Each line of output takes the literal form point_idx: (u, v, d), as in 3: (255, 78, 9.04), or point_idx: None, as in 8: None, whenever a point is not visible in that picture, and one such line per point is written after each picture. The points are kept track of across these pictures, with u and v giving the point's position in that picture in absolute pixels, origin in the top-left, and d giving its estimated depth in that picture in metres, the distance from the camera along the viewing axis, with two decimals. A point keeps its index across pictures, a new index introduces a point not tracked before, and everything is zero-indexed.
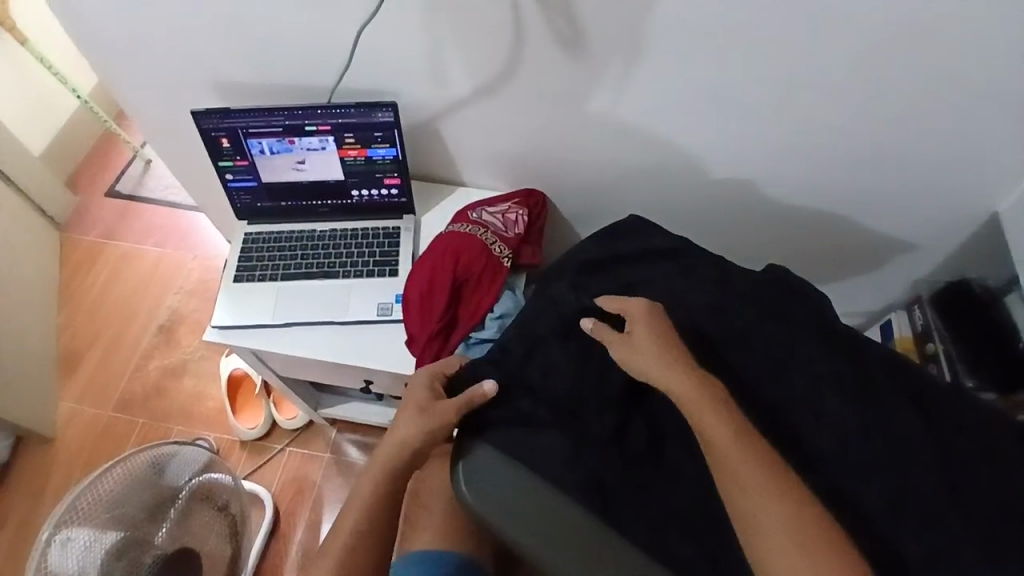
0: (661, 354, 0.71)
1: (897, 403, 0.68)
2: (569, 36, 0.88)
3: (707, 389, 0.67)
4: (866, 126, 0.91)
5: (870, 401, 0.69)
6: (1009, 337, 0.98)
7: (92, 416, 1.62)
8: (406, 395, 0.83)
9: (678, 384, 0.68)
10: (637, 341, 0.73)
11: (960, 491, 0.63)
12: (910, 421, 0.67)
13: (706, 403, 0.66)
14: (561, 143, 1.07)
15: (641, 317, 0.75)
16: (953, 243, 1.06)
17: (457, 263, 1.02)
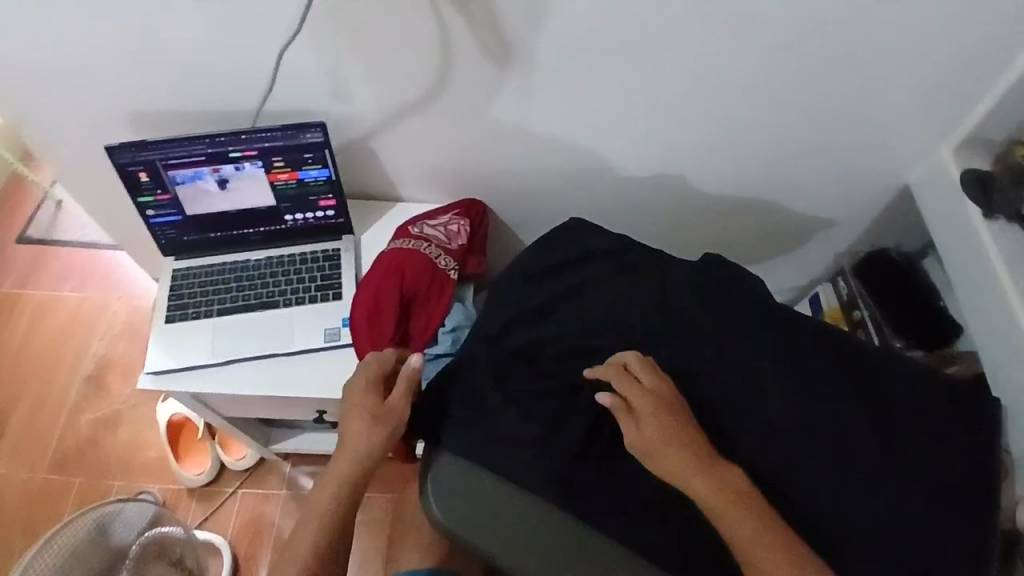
0: (678, 452, 0.68)
1: (830, 374, 0.74)
2: (498, 48, 0.88)
3: (730, 486, 0.66)
4: (787, 116, 0.95)
5: (804, 374, 0.74)
6: (928, 298, 1.05)
7: (19, 481, 1.50)
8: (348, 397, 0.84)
9: (698, 486, 0.66)
10: (646, 428, 0.69)
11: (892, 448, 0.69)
12: (843, 389, 0.73)
13: (727, 505, 0.65)
14: (497, 153, 1.07)
15: (651, 394, 0.71)
16: (873, 216, 1.12)
17: (402, 278, 1.00)
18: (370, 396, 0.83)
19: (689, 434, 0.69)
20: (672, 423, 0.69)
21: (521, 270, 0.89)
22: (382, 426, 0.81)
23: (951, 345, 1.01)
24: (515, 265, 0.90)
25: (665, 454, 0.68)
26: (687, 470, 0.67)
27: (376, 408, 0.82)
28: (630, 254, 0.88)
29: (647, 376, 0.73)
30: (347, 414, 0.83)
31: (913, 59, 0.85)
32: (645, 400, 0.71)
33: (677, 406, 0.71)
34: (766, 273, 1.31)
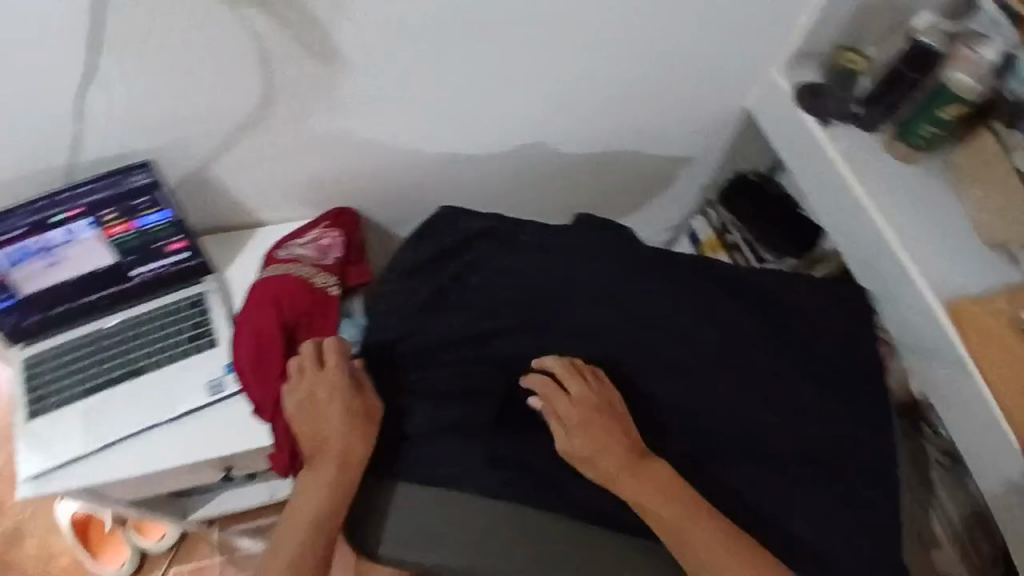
0: (609, 452, 0.72)
1: (712, 297, 0.83)
2: (319, 49, 0.83)
3: (658, 479, 0.71)
4: (628, 66, 0.96)
5: (692, 303, 0.82)
6: (790, 207, 1.12)
7: None
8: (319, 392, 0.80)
9: (629, 482, 0.71)
10: (581, 428, 0.73)
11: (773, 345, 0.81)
12: (726, 306, 0.83)
13: (655, 498, 0.70)
14: (351, 159, 1.01)
15: (579, 407, 0.73)
16: (727, 144, 1.16)
17: (280, 308, 0.92)
18: (346, 388, 0.79)
19: (616, 440, 0.73)
20: (603, 425, 0.73)
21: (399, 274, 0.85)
22: (353, 425, 0.77)
23: (820, 244, 1.08)
24: (395, 268, 0.87)
25: (600, 464, 0.72)
26: (620, 470, 0.71)
27: (347, 404, 0.78)
28: (503, 233, 0.86)
29: (573, 386, 0.74)
30: (326, 412, 0.78)
31: None
32: (573, 414, 0.73)
33: (603, 414, 0.74)
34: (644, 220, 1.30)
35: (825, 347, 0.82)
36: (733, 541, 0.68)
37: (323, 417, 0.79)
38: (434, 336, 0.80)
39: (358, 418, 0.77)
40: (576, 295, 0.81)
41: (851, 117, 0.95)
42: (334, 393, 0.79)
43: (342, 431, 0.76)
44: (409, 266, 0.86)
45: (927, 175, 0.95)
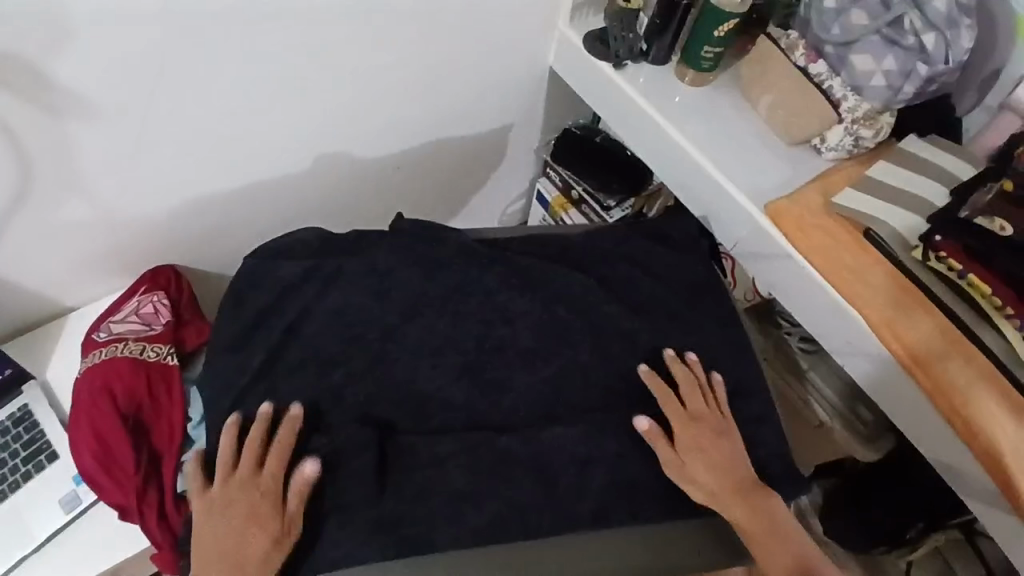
0: (709, 473, 0.70)
1: (558, 267, 0.83)
2: (63, 102, 0.74)
3: (765, 510, 0.69)
4: (416, 47, 0.94)
5: (538, 279, 0.81)
6: (615, 152, 1.19)
7: None
8: (228, 501, 0.65)
9: (737, 509, 0.69)
10: (685, 450, 0.71)
11: (622, 293, 0.83)
12: (572, 274, 0.82)
13: (761, 528, 0.68)
14: (155, 219, 0.92)
15: (675, 413, 0.73)
16: (543, 104, 1.17)
17: (114, 398, 0.83)
18: (274, 482, 0.66)
19: (702, 452, 0.71)
20: (711, 451, 0.71)
21: (232, 327, 0.79)
22: (273, 530, 0.63)
23: (648, 180, 1.18)
24: (222, 320, 0.79)
25: (694, 485, 0.70)
26: (724, 494, 0.69)
27: (270, 508, 0.64)
28: (332, 259, 0.81)
29: (674, 401, 0.74)
30: (229, 525, 0.64)
31: None
32: (674, 429, 0.72)
33: (710, 428, 0.73)
34: (489, 197, 1.31)
35: (670, 286, 0.85)
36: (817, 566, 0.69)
37: (228, 533, 0.63)
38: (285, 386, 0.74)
39: (275, 522, 0.63)
40: (422, 300, 0.79)
41: (641, 55, 1.01)
42: (253, 487, 0.66)
43: (253, 539, 0.63)
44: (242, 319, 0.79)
45: (717, 94, 1.01)
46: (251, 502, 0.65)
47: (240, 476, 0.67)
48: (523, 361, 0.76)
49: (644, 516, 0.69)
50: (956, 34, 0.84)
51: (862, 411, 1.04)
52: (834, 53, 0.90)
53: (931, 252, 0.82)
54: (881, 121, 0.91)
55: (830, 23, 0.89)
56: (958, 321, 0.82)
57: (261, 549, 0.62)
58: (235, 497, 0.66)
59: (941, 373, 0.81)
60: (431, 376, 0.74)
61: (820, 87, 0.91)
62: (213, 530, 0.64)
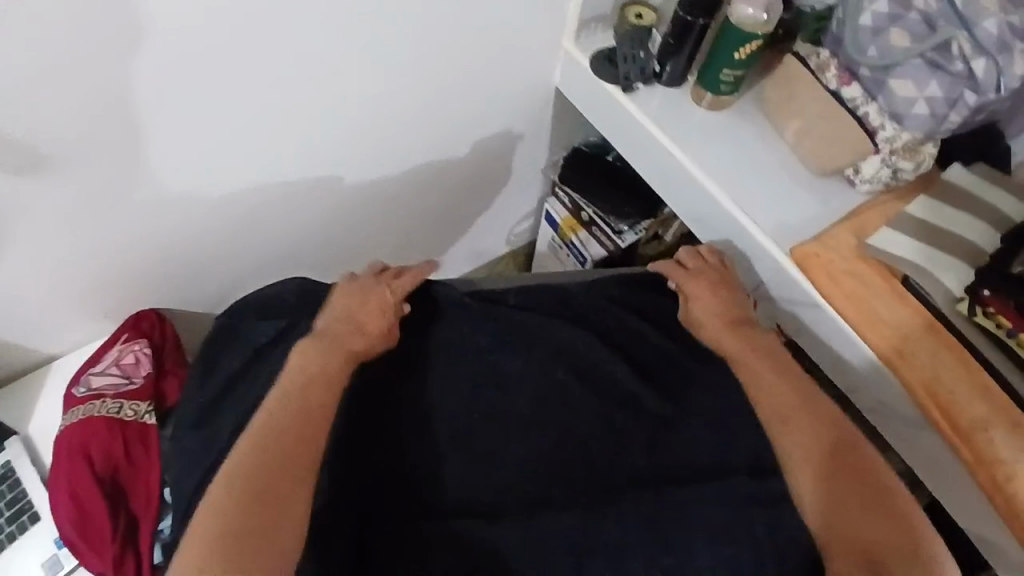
0: (719, 307, 0.78)
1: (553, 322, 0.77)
2: (33, 164, 0.69)
3: (753, 347, 0.76)
4: (411, 79, 0.87)
5: (531, 337, 0.76)
6: (625, 171, 1.11)
7: None
8: (345, 295, 0.75)
9: (728, 342, 0.76)
10: (693, 291, 0.79)
11: (625, 349, 0.78)
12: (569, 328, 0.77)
13: (746, 363, 0.75)
14: (136, 266, 0.87)
15: (699, 276, 0.79)
16: (549, 126, 1.09)
17: (91, 460, 0.80)
18: (399, 299, 0.75)
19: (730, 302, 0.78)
20: (724, 288, 0.79)
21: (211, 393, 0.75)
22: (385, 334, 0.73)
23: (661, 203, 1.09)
24: (206, 384, 0.76)
25: (715, 334, 0.77)
26: (719, 330, 0.77)
27: (392, 294, 0.75)
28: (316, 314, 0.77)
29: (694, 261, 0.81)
30: (348, 307, 0.74)
31: None
32: (694, 288, 0.79)
33: (717, 278, 0.79)
34: (496, 217, 1.24)
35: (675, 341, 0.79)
36: (808, 396, 0.72)
37: (348, 319, 0.73)
38: None
39: (393, 308, 0.74)
40: (413, 359, 0.75)
41: (653, 76, 0.92)
42: (377, 296, 0.75)
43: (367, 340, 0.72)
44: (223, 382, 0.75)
45: (741, 120, 0.91)
46: (377, 307, 0.74)
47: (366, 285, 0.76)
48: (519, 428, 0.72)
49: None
50: (1008, 59, 0.73)
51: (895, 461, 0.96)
52: (870, 78, 0.80)
53: (978, 306, 0.73)
54: (922, 153, 0.82)
55: (866, 44, 0.79)
56: (1003, 380, 0.73)
57: (382, 324, 0.73)
58: (350, 295, 0.75)
59: (981, 442, 0.72)
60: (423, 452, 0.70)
61: (853, 114, 0.82)
62: (337, 322, 0.73)
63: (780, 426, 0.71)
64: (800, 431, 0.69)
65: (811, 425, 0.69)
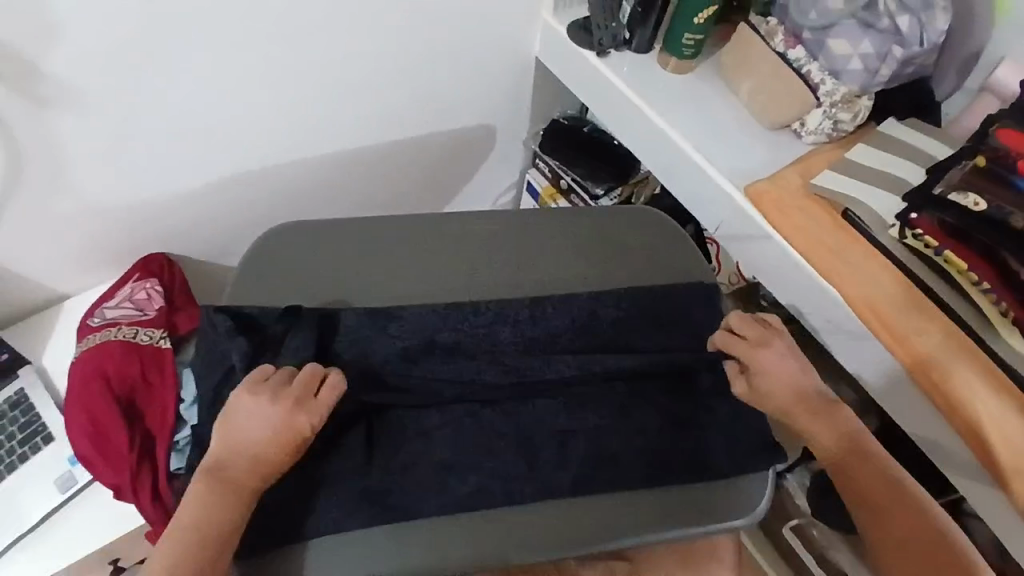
0: (793, 394, 0.75)
1: (541, 247, 0.86)
2: (56, 91, 0.77)
3: (843, 433, 0.74)
4: (398, 39, 0.95)
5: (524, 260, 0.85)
6: (600, 142, 1.19)
7: None
8: (239, 410, 0.68)
9: (818, 435, 0.74)
10: (762, 375, 0.75)
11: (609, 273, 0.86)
12: (561, 252, 0.86)
13: (844, 457, 0.74)
14: (147, 209, 0.94)
15: (761, 355, 0.76)
16: (529, 97, 1.18)
17: (107, 381, 0.85)
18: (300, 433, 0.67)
19: (797, 381, 0.76)
20: (795, 372, 0.76)
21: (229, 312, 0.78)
22: (276, 468, 0.67)
23: (636, 168, 1.18)
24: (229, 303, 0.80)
25: (785, 406, 0.75)
26: (804, 421, 0.75)
27: (292, 404, 0.67)
28: (337, 244, 0.84)
29: (754, 334, 0.78)
30: (242, 422, 0.68)
31: None
32: (757, 360, 0.76)
33: (794, 363, 0.77)
34: (477, 193, 1.31)
35: (651, 265, 0.87)
36: (904, 494, 0.72)
37: (244, 436, 0.67)
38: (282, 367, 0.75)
39: (300, 417, 0.67)
40: (421, 278, 0.83)
41: (624, 43, 1.02)
42: (275, 424, 0.67)
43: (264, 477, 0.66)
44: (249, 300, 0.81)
45: (701, 82, 1.02)
46: (271, 441, 0.66)
47: (264, 405, 0.68)
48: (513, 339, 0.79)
49: (626, 481, 0.72)
50: (932, 15, 0.86)
51: (845, 391, 1.05)
52: (812, 39, 0.92)
53: (908, 229, 0.83)
54: (858, 105, 0.93)
55: (808, 8, 0.90)
56: (929, 292, 0.83)
57: (279, 444, 0.66)
58: (244, 408, 0.68)
59: (917, 348, 0.81)
60: (420, 356, 0.77)
61: (797, 72, 0.93)
62: (232, 438, 0.67)
63: (873, 518, 0.72)
64: (895, 532, 0.71)
65: (907, 524, 0.71)
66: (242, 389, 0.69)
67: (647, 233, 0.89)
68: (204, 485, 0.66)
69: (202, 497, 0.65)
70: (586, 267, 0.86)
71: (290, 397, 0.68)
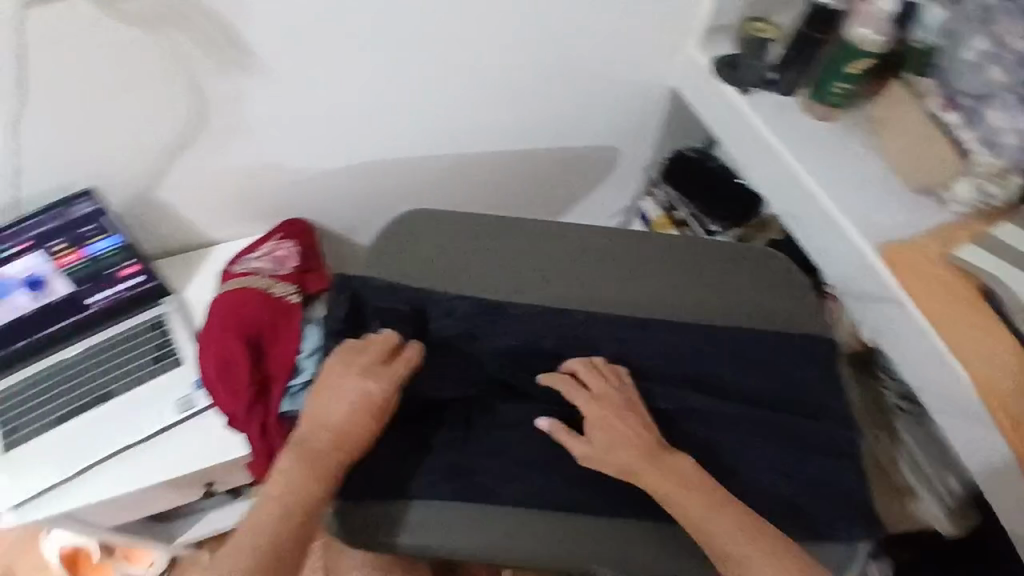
0: (641, 445, 0.72)
1: (655, 271, 0.89)
2: (250, 62, 0.85)
3: (701, 491, 0.69)
4: (551, 53, 1.00)
5: (637, 279, 0.89)
6: (726, 181, 1.19)
7: None
8: (325, 381, 0.75)
9: (671, 491, 0.69)
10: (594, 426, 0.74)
11: (716, 309, 0.87)
12: (672, 280, 0.88)
13: (701, 512, 0.68)
14: (298, 174, 1.04)
15: (599, 405, 0.74)
16: (662, 123, 1.20)
17: (242, 321, 0.96)
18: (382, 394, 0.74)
19: (633, 434, 0.73)
20: (636, 428, 0.73)
21: (365, 283, 0.86)
22: (358, 438, 0.72)
23: (759, 211, 1.16)
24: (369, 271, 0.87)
25: (625, 462, 0.71)
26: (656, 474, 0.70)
27: (371, 374, 0.75)
28: (462, 234, 0.90)
29: (596, 385, 0.76)
30: (326, 391, 0.74)
31: None
32: (590, 412, 0.74)
33: (633, 416, 0.74)
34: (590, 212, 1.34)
35: (761, 308, 0.88)
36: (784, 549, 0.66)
37: (330, 409, 0.73)
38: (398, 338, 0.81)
39: (377, 386, 0.74)
40: (536, 281, 0.87)
41: (767, 83, 1.01)
42: (354, 394, 0.73)
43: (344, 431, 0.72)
44: (379, 273, 0.87)
45: (843, 134, 1.00)
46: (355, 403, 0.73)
47: (345, 373, 0.75)
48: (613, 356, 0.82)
49: None
50: None
51: (949, 481, 0.99)
52: (969, 105, 0.88)
53: None
54: (1010, 181, 0.87)
55: (966, 74, 0.87)
56: None
57: (357, 409, 0.73)
58: (332, 381, 0.74)
59: None
60: (526, 351, 0.81)
61: (949, 135, 0.90)
62: (318, 412, 0.73)
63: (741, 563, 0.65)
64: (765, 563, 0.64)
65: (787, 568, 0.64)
66: (328, 365, 0.76)
67: (759, 274, 0.90)
68: (290, 461, 0.70)
69: (288, 473, 0.69)
70: (691, 297, 0.88)
71: (371, 366, 0.75)
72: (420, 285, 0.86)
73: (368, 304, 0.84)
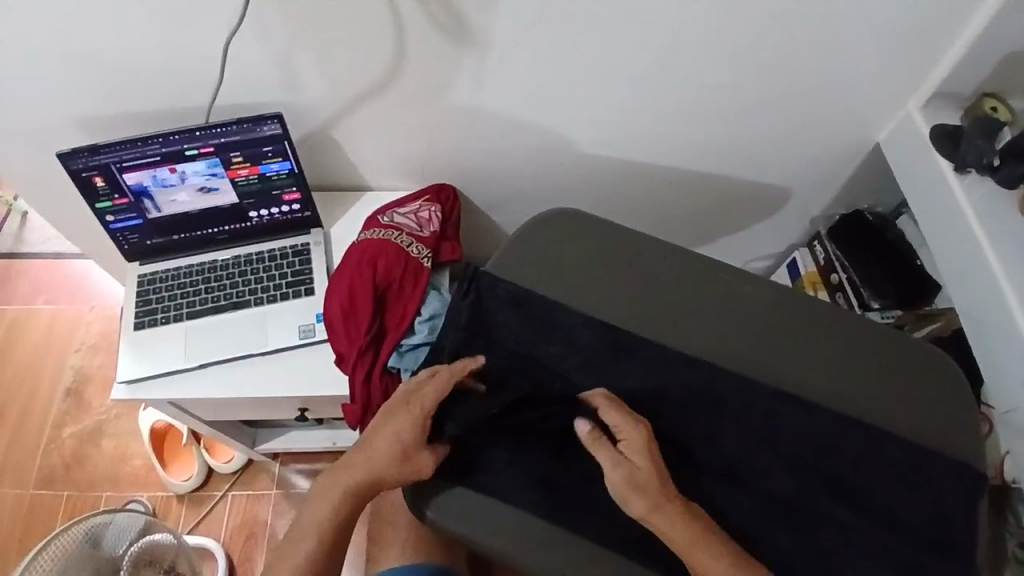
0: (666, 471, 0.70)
1: (813, 342, 0.80)
2: (454, 22, 0.86)
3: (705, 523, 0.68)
4: (750, 79, 0.95)
5: (790, 344, 0.80)
6: (899, 255, 1.12)
7: (15, 497, 1.45)
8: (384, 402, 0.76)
9: (682, 517, 0.67)
10: (632, 438, 0.70)
11: (872, 400, 0.77)
12: (827, 356, 0.79)
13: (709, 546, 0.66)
14: (467, 138, 1.06)
15: (643, 428, 0.71)
16: (843, 175, 1.14)
17: (375, 270, 0.98)
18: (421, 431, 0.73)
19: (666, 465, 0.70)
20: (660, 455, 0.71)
21: (502, 275, 0.85)
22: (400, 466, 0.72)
23: (925, 299, 1.09)
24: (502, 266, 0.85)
25: (655, 480, 0.68)
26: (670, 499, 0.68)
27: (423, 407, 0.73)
28: (614, 246, 0.86)
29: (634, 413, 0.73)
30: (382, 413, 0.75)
31: (870, 15, 0.85)
32: (623, 425, 0.71)
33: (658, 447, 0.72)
34: (738, 244, 1.35)
35: (924, 418, 0.76)
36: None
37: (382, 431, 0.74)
38: (528, 335, 0.81)
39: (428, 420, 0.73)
40: (679, 315, 0.82)
41: (988, 168, 0.88)
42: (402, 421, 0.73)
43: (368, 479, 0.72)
44: (516, 267, 0.85)
45: None
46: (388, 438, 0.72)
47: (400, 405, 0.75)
48: (739, 419, 0.76)
49: None
50: None
51: None
52: None
53: None
54: None
55: None
56: None
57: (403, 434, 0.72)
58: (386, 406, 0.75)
59: None
60: (649, 387, 0.77)
61: None
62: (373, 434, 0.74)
63: None
64: None
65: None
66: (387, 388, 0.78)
67: (930, 379, 0.78)
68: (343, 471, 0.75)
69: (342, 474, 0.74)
70: (846, 384, 0.78)
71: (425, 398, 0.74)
72: (558, 288, 0.84)
73: (503, 292, 0.83)
